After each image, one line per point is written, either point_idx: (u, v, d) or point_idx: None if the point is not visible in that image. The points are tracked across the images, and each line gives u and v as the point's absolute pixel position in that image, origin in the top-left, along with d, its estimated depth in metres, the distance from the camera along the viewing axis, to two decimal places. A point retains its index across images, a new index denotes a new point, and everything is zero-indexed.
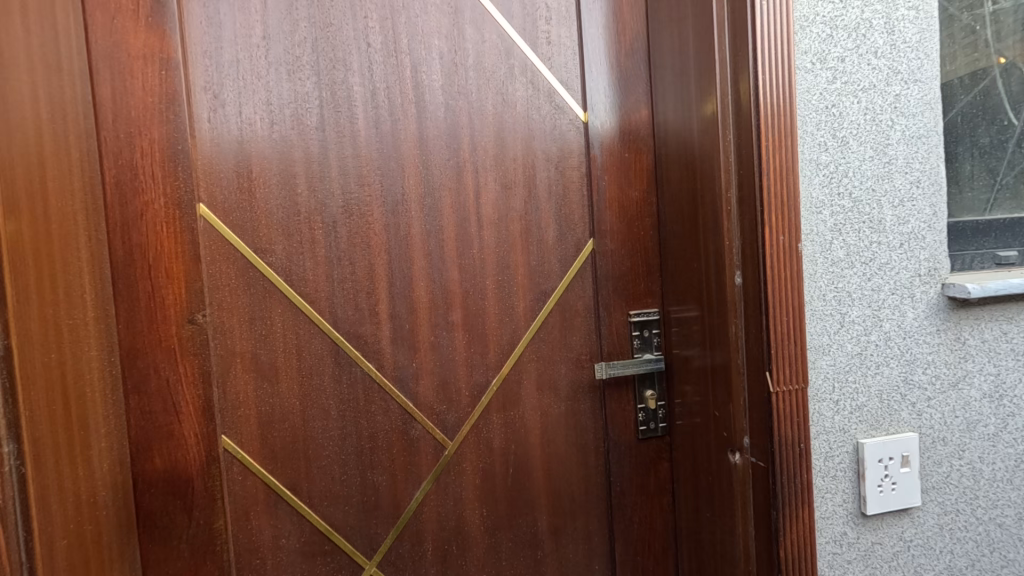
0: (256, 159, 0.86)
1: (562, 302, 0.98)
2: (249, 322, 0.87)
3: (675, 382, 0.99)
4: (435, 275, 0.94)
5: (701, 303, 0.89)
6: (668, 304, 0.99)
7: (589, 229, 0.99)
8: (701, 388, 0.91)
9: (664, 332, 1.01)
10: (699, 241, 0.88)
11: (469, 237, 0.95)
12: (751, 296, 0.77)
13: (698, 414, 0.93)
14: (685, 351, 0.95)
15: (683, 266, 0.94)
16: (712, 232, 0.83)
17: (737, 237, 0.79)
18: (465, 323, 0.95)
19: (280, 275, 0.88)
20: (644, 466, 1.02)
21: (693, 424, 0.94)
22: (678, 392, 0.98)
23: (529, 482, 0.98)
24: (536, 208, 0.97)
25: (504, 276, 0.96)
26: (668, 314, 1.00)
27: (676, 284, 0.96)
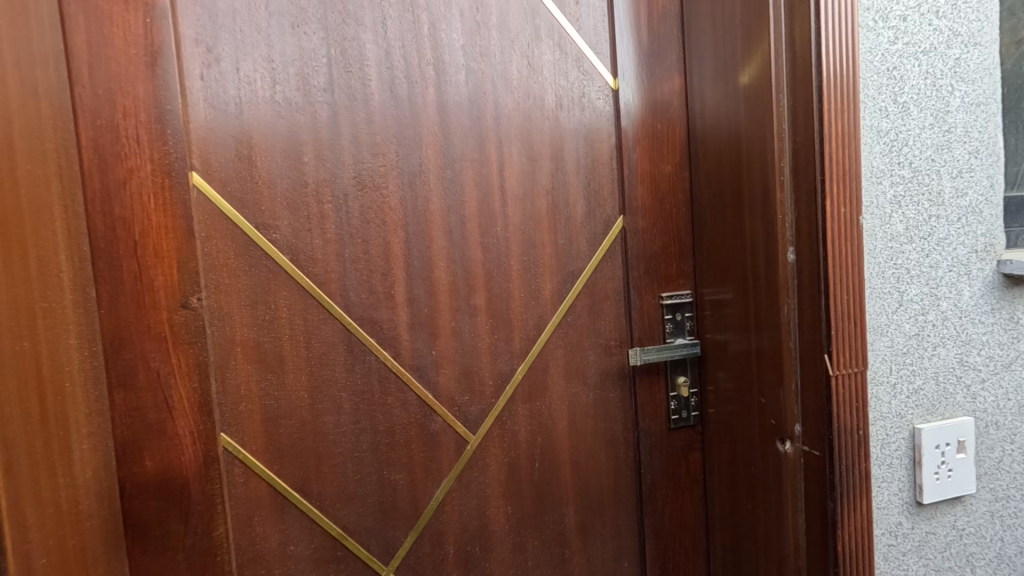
0: (256, 124, 0.77)
1: (591, 283, 0.92)
2: (250, 306, 0.77)
3: (710, 369, 0.93)
4: (456, 254, 0.86)
5: (743, 283, 0.84)
6: (703, 286, 0.93)
7: (618, 207, 0.93)
8: (742, 375, 0.85)
9: (696, 316, 0.95)
10: (742, 217, 0.82)
11: (493, 214, 0.87)
12: (808, 274, 0.72)
13: (737, 402, 0.87)
14: (722, 335, 0.89)
15: (721, 245, 0.88)
16: (762, 206, 0.78)
17: (791, 211, 0.74)
18: (489, 307, 0.87)
19: (284, 253, 0.78)
20: (675, 457, 0.96)
21: (731, 413, 0.89)
22: (713, 379, 0.92)
23: (557, 478, 0.92)
24: (563, 182, 0.90)
25: (530, 256, 0.89)
26: (701, 297, 0.94)
27: (712, 264, 0.91)
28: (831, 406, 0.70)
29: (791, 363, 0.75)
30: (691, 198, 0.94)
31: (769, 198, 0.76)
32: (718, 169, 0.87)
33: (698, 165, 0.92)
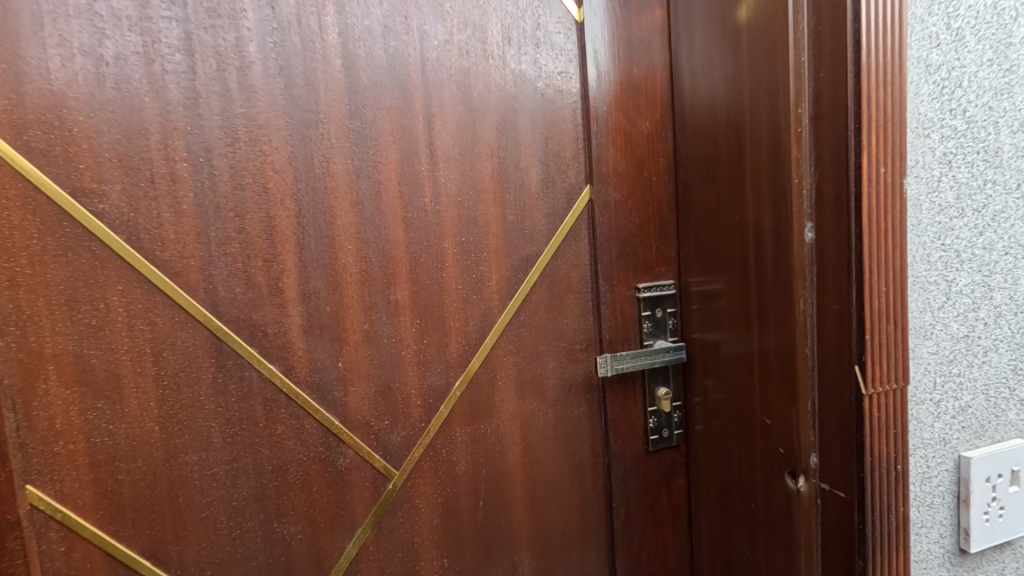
0: (65, 45, 0.53)
1: (548, 272, 0.72)
2: (67, 307, 0.55)
3: (697, 378, 0.75)
4: (370, 234, 0.65)
5: (741, 272, 0.65)
6: (688, 275, 0.75)
7: (584, 174, 0.73)
8: (738, 387, 0.67)
9: (680, 313, 0.76)
10: (741, 186, 0.64)
11: (420, 180, 0.66)
12: (832, 258, 0.54)
13: (731, 421, 0.69)
14: (713, 338, 0.71)
15: (712, 224, 0.69)
16: (770, 169, 0.59)
17: (809, 174, 0.55)
18: (416, 304, 0.67)
19: (117, 233, 0.56)
20: (654, 486, 0.78)
21: (723, 434, 0.71)
22: (701, 391, 0.74)
23: (507, 518, 0.73)
24: (513, 142, 0.70)
25: (471, 237, 0.68)
26: (686, 289, 0.75)
27: (699, 247, 0.72)
28: (862, 436, 0.53)
29: (806, 376, 0.57)
30: (674, 165, 0.75)
31: (781, 157, 0.57)
32: (710, 125, 0.68)
33: (683, 122, 0.73)
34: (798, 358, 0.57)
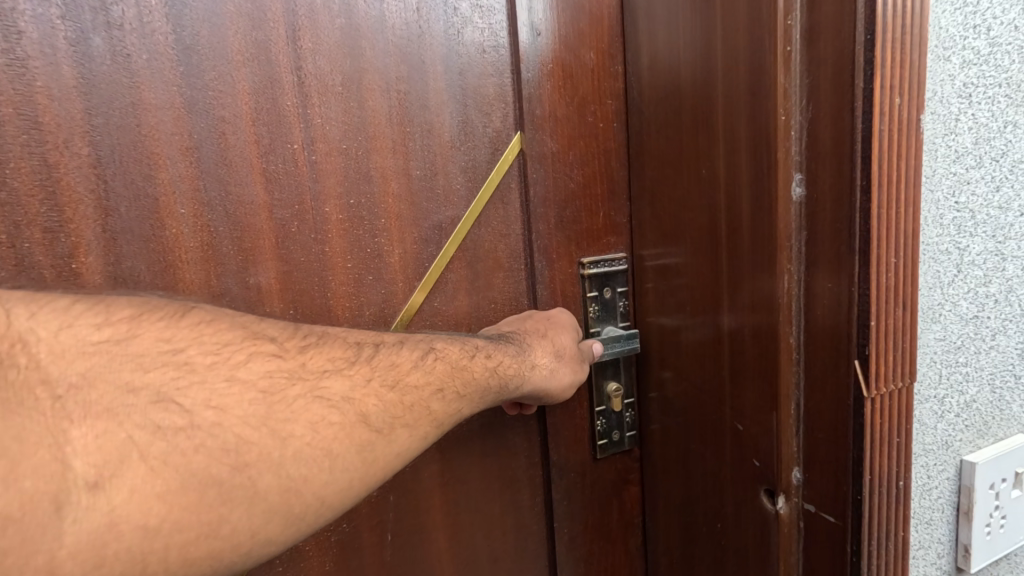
0: None
1: (469, 245, 0.57)
2: None
3: (653, 372, 0.62)
4: (214, 194, 0.46)
5: (708, 243, 0.52)
6: (643, 247, 0.61)
7: (513, 119, 0.57)
8: (703, 385, 0.55)
9: (633, 293, 0.63)
10: (709, 132, 0.50)
11: (286, 119, 0.48)
12: (829, 223, 0.41)
13: (695, 425, 0.57)
14: (673, 324, 0.58)
15: (671, 181, 0.55)
16: (749, 107, 0.45)
17: (800, 111, 0.42)
18: (288, 290, 0.50)
19: None
20: (603, 499, 0.66)
21: (685, 439, 0.59)
22: (657, 386, 0.62)
23: (424, 552, 0.58)
24: (419, 71, 0.53)
25: (363, 199, 0.52)
26: (640, 263, 0.62)
27: (656, 212, 0.58)
28: (861, 451, 0.41)
29: (789, 374, 0.45)
30: (625, 110, 0.60)
31: (762, 89, 0.43)
32: (670, 53, 0.53)
33: (636, 53, 0.58)
34: (781, 352, 0.45)
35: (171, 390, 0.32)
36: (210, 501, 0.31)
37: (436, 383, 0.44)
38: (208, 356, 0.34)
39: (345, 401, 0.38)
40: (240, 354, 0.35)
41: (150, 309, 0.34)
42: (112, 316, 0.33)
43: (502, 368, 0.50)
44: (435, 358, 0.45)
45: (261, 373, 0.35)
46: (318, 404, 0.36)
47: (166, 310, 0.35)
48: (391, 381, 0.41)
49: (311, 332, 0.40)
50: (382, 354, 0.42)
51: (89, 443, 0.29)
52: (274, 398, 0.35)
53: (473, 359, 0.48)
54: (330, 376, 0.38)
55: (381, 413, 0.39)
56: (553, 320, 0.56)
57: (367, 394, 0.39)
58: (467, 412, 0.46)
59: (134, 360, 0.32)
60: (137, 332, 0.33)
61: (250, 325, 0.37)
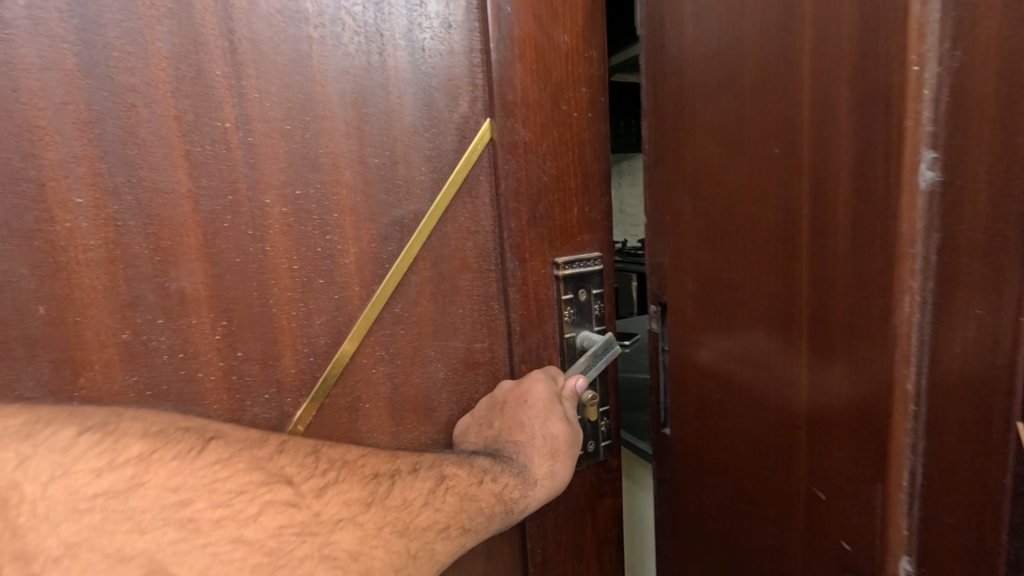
0: None
1: (434, 244, 0.51)
2: None
3: (691, 401, 0.52)
4: (120, 180, 0.37)
5: (775, 253, 0.41)
6: (683, 252, 0.50)
7: (482, 104, 0.51)
8: (765, 425, 0.44)
9: (661, 306, 0.54)
10: (785, 109, 0.38)
11: (215, 91, 0.40)
12: (982, 217, 0.29)
13: (748, 474, 0.46)
14: (721, 352, 0.47)
15: (721, 174, 0.45)
16: (818, 80, 0.36)
17: (938, 58, 0.30)
18: (218, 298, 0.41)
19: None
20: (577, 514, 0.62)
21: (732, 488, 0.48)
22: (697, 420, 0.51)
23: None
24: (374, 41, 0.45)
25: (311, 190, 0.44)
26: (676, 268, 0.51)
27: (699, 209, 0.47)
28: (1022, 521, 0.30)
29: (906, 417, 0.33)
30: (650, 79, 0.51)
31: (874, 42, 0.32)
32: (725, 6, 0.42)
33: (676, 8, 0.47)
34: (894, 402, 0.33)
35: (167, 556, 0.34)
36: None
37: (442, 523, 0.46)
38: (216, 509, 0.36)
39: (352, 556, 0.40)
40: (252, 505, 0.37)
41: (164, 442, 0.36)
42: (119, 455, 0.35)
43: (506, 492, 0.49)
44: (444, 489, 0.47)
45: (274, 527, 0.38)
46: (324, 563, 0.39)
47: (182, 444, 0.37)
48: (398, 526, 0.43)
49: (331, 467, 0.42)
50: (396, 491, 0.44)
51: None
52: (279, 562, 0.37)
53: (479, 485, 0.48)
54: (342, 527, 0.40)
55: (384, 567, 0.41)
56: (525, 399, 0.52)
57: (375, 545, 0.41)
58: (469, 544, 0.47)
59: (134, 517, 0.34)
60: (143, 479, 0.35)
61: (265, 464, 0.39)
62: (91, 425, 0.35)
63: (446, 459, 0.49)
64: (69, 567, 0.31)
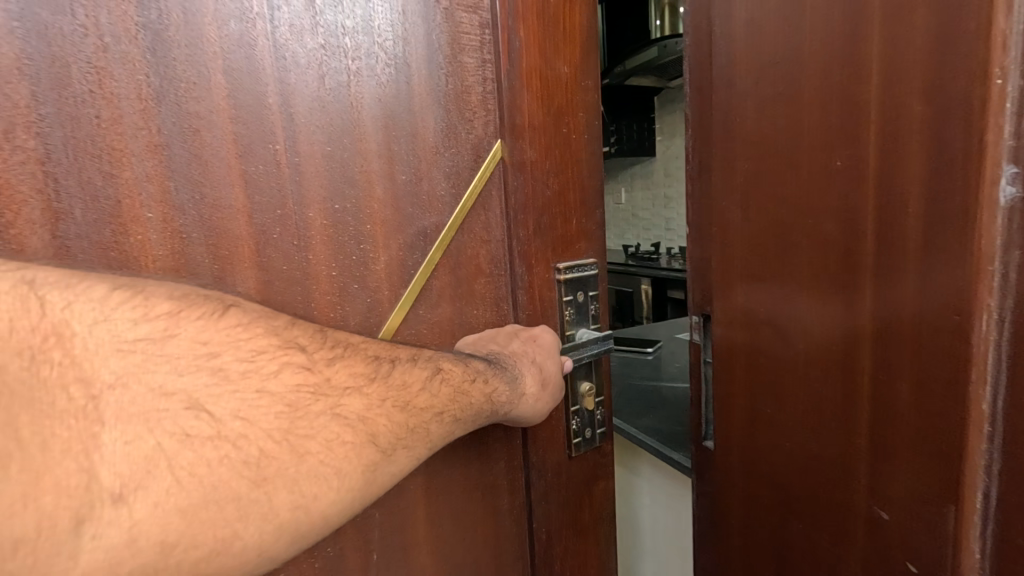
0: None
1: (453, 252, 0.56)
2: None
3: (739, 406, 0.52)
4: (185, 197, 0.42)
5: (835, 254, 0.40)
6: (732, 260, 0.51)
7: (494, 127, 0.57)
8: (818, 423, 0.44)
9: (703, 317, 0.56)
10: (841, 110, 0.39)
11: (267, 118, 0.44)
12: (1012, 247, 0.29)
13: (813, 479, 0.45)
14: (774, 353, 0.47)
15: (776, 179, 0.45)
16: (839, 88, 0.39)
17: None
18: (268, 301, 0.46)
19: None
20: (576, 495, 0.68)
21: (800, 497, 0.47)
22: (745, 426, 0.51)
23: (408, 566, 0.57)
24: (402, 71, 0.51)
25: (348, 204, 0.49)
26: (723, 278, 0.52)
27: (747, 211, 0.48)
28: None
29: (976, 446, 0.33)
30: (698, 75, 0.53)
31: (949, 57, 0.32)
32: (761, 15, 0.45)
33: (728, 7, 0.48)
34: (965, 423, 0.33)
35: (203, 396, 0.35)
36: (226, 515, 0.34)
37: (441, 405, 0.47)
38: (242, 363, 0.37)
39: (362, 419, 0.41)
40: (272, 363, 0.38)
41: (189, 303, 0.36)
42: (151, 309, 0.35)
43: (497, 393, 0.52)
44: (441, 378, 0.48)
45: (291, 386, 0.38)
46: (336, 421, 0.40)
47: (206, 304, 0.37)
48: (399, 402, 0.44)
49: (338, 341, 0.42)
50: (396, 373, 0.44)
51: (121, 452, 0.32)
52: (297, 413, 0.38)
53: (472, 382, 0.50)
54: (350, 395, 0.41)
55: (388, 433, 0.42)
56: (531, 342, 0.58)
57: (380, 413, 0.42)
58: (459, 433, 0.49)
59: (172, 361, 0.34)
60: (175, 331, 0.35)
61: (282, 330, 0.39)
62: (120, 285, 0.35)
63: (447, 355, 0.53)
64: (122, 397, 0.32)
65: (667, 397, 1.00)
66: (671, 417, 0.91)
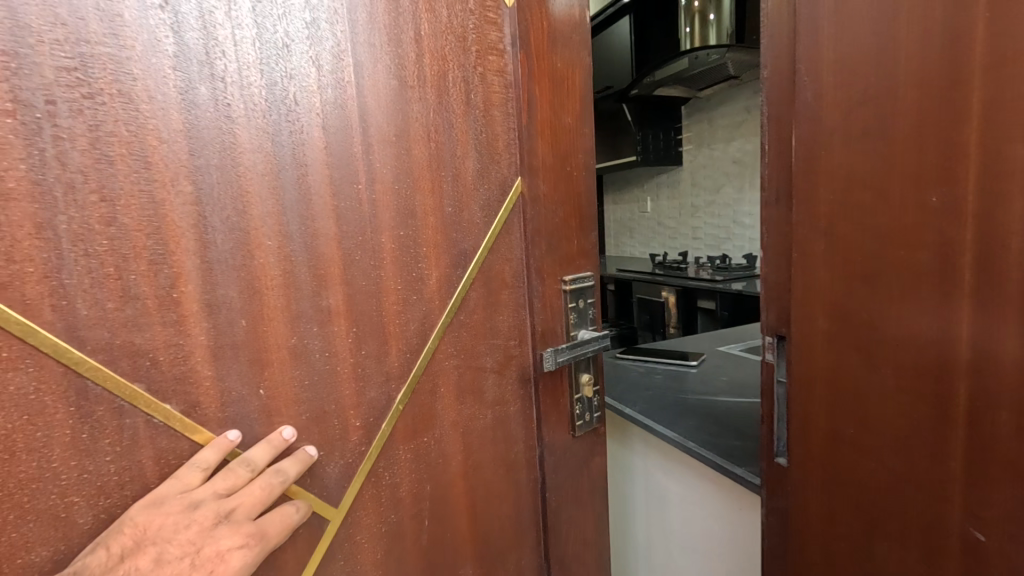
0: None
1: (485, 268, 0.69)
2: None
3: (823, 410, 0.60)
4: (294, 228, 0.52)
5: (921, 281, 0.48)
6: (816, 289, 0.59)
7: (517, 166, 0.71)
8: (886, 442, 0.54)
9: (777, 337, 0.67)
10: (938, 162, 0.46)
11: (353, 164, 0.56)
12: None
13: (890, 466, 0.53)
14: (857, 365, 0.55)
15: (868, 221, 0.52)
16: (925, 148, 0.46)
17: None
18: (351, 311, 0.56)
19: None
20: (578, 469, 0.82)
21: (888, 483, 0.54)
22: (826, 424, 0.60)
23: (451, 532, 0.68)
24: (449, 124, 0.64)
25: (410, 231, 0.61)
26: (806, 302, 0.60)
27: (832, 241, 0.56)
28: None
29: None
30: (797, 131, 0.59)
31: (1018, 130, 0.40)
32: (846, 87, 0.53)
33: (817, 77, 0.56)
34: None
35: None
36: None
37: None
38: None
39: None
40: None
41: None
42: None
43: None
44: None
45: None
46: None
47: None
48: None
49: None
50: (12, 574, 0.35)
51: None
52: None
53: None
54: None
55: None
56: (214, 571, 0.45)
57: None
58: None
59: None
60: None
61: None
62: None
63: (219, 524, 0.45)
64: None
65: (725, 415, 1.02)
66: (730, 435, 0.94)
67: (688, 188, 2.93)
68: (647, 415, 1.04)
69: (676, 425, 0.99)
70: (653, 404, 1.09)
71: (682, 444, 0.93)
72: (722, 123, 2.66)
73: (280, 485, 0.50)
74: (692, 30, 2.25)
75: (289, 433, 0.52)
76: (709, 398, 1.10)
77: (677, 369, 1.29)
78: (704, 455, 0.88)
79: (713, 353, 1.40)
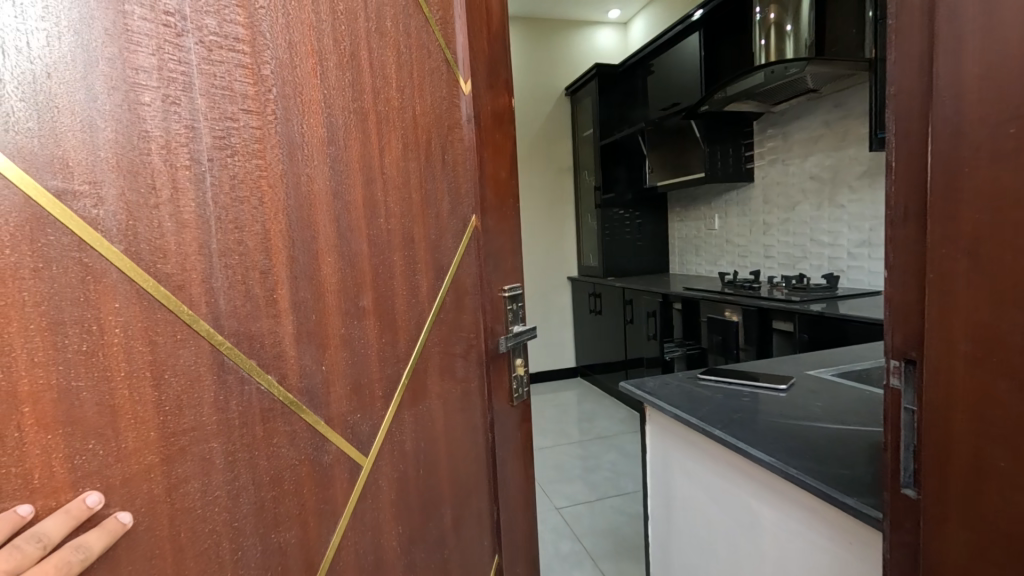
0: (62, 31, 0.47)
1: (456, 280, 0.94)
2: (70, 332, 0.47)
3: (965, 438, 0.46)
4: (343, 248, 0.72)
5: None
6: (958, 308, 0.46)
7: (474, 206, 0.98)
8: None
9: (906, 360, 0.54)
10: None
11: (377, 203, 0.78)
12: None
13: None
14: (1015, 398, 0.42)
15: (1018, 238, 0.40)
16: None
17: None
18: (374, 309, 0.77)
19: (121, 251, 0.50)
20: (515, 431, 1.09)
21: None
22: (973, 455, 0.45)
23: (437, 479, 0.90)
24: (432, 176, 0.89)
25: (410, 251, 0.84)
26: (943, 322, 0.48)
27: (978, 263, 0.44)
28: None
29: None
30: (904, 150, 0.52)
31: None
32: (996, 102, 0.41)
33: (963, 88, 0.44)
34: None
35: None
36: None
37: None
38: None
39: None
40: None
41: None
42: None
43: None
44: None
45: None
46: None
47: None
48: None
49: None
50: None
51: None
52: None
53: None
54: None
55: None
56: None
57: None
58: None
59: None
60: None
61: None
62: None
63: None
64: None
65: (813, 443, 1.01)
66: (835, 464, 0.92)
67: (761, 206, 3.28)
68: (738, 438, 1.05)
69: (772, 451, 0.98)
70: (739, 428, 1.10)
71: (783, 471, 0.92)
72: (799, 139, 2.92)
73: (80, 562, 0.46)
74: (766, 43, 2.49)
75: (96, 499, 0.48)
76: (797, 424, 1.10)
77: (766, 394, 1.30)
78: (811, 482, 0.87)
79: (805, 376, 1.43)
